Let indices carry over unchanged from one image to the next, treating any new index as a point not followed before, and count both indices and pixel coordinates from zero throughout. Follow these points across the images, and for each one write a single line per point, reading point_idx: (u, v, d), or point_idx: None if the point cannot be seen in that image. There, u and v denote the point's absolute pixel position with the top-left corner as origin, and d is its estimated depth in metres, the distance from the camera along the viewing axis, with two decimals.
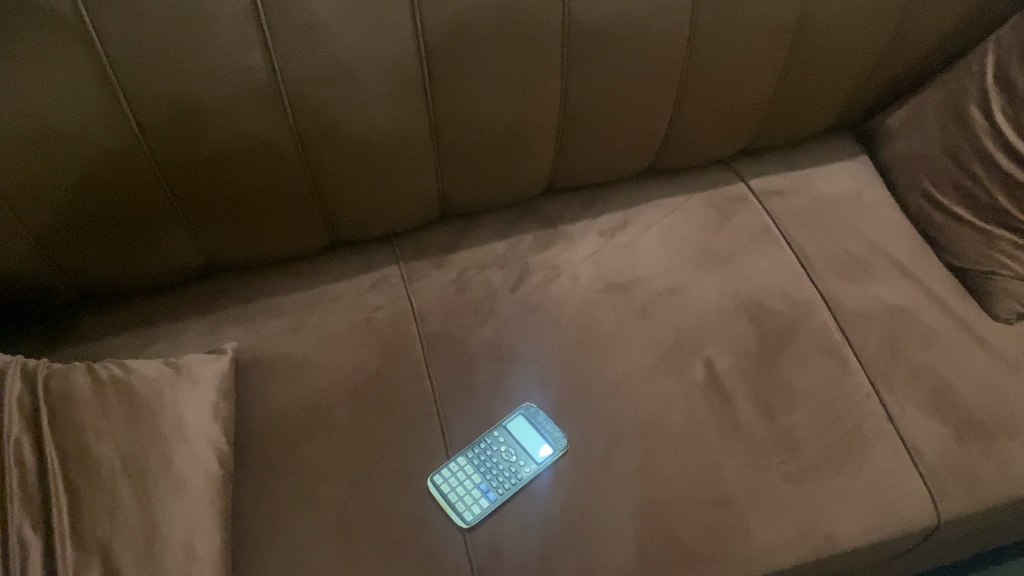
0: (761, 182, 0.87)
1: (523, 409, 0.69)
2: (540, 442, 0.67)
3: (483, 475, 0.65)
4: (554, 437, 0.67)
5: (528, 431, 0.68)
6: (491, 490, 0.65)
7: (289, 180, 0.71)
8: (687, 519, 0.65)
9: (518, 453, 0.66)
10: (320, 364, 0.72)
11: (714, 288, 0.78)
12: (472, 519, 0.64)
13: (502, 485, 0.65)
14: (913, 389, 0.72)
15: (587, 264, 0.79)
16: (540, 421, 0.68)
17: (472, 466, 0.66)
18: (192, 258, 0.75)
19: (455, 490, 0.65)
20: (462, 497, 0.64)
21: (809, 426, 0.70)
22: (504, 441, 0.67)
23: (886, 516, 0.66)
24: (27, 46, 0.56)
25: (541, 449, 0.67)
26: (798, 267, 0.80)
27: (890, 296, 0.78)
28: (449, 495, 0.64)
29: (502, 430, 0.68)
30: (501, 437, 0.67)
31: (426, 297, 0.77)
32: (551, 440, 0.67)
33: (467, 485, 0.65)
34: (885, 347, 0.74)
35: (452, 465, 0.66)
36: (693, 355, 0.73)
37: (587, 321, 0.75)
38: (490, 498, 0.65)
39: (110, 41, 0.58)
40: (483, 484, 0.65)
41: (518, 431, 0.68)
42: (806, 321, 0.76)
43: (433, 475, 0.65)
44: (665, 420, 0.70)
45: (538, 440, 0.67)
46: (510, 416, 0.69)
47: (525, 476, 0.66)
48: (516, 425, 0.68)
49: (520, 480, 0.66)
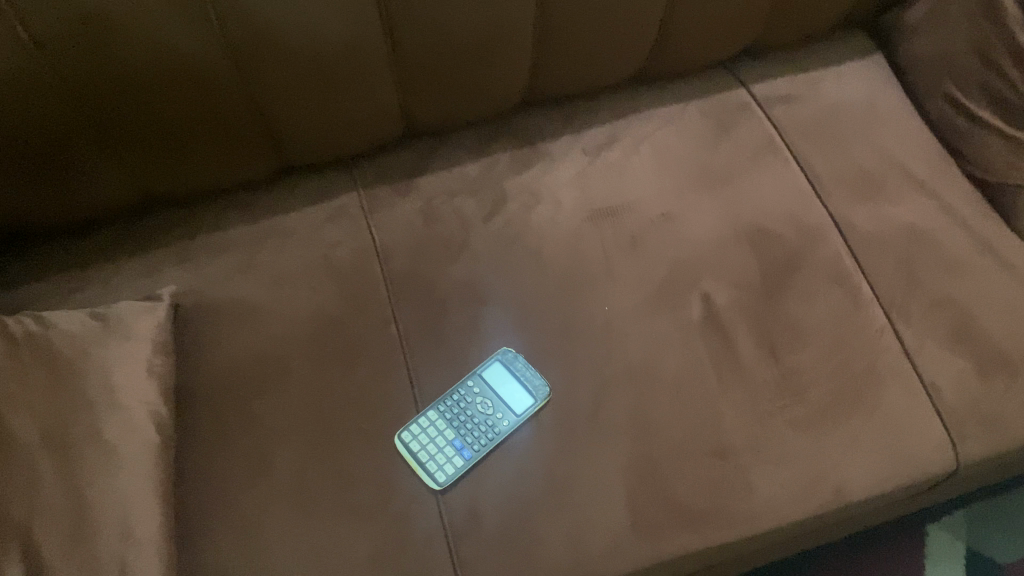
0: (765, 88, 0.77)
1: (500, 355, 0.62)
2: (520, 391, 0.61)
3: (457, 431, 0.59)
4: (535, 386, 0.61)
5: (505, 379, 0.61)
6: (466, 447, 0.59)
7: (223, 100, 0.61)
8: (684, 474, 0.59)
9: (495, 405, 0.60)
10: (271, 309, 0.64)
11: (713, 213, 0.69)
12: (445, 480, 0.57)
13: (478, 441, 0.59)
14: (933, 322, 0.65)
15: (571, 187, 0.70)
16: (520, 367, 0.61)
17: (444, 420, 0.59)
18: (122, 192, 0.66)
19: (426, 449, 0.58)
20: (434, 456, 0.58)
21: (819, 367, 0.63)
22: (480, 391, 0.60)
23: (903, 464, 0.60)
24: None
25: (521, 400, 0.60)
26: (805, 185, 0.71)
27: (908, 215, 0.69)
28: (419, 454, 0.58)
29: (477, 378, 0.61)
30: (476, 387, 0.61)
31: (389, 229, 0.68)
32: (533, 389, 0.61)
33: (438, 442, 0.58)
34: (903, 276, 0.67)
35: (422, 420, 0.59)
36: (689, 289, 0.66)
37: (570, 253, 0.67)
38: (465, 457, 0.58)
39: None
40: (457, 441, 0.59)
41: (495, 380, 0.61)
42: (815, 247, 0.68)
43: (401, 432, 0.59)
44: (658, 363, 0.63)
45: (518, 389, 0.61)
46: (485, 362, 0.62)
47: (503, 431, 0.59)
48: (492, 372, 0.61)
49: (498, 435, 0.59)
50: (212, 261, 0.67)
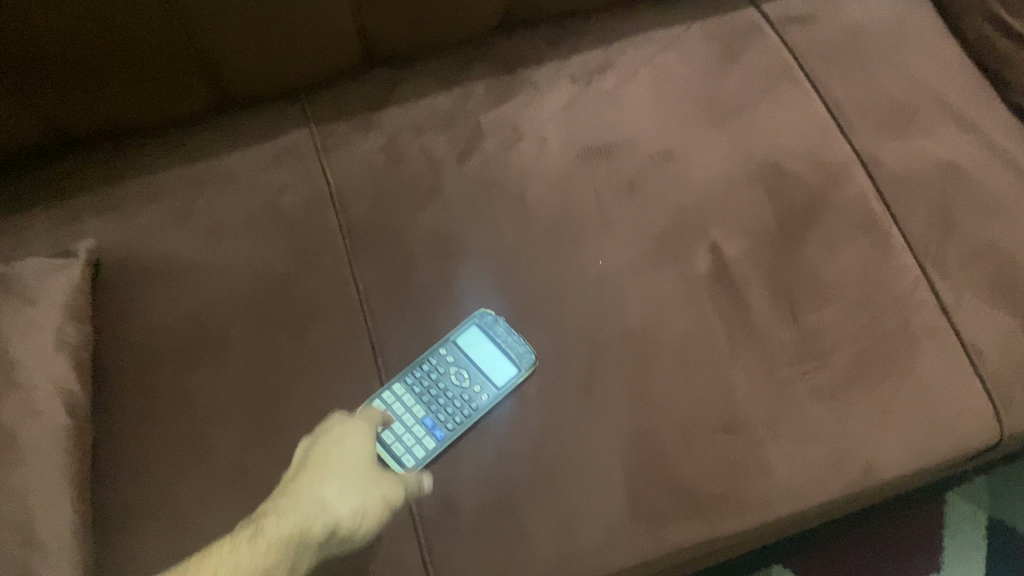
0: (778, 7, 0.66)
1: (477, 318, 0.53)
2: (500, 360, 0.52)
3: (427, 408, 0.51)
4: (519, 354, 0.52)
5: (484, 347, 0.53)
6: (438, 427, 0.51)
7: (139, 17, 0.51)
8: (691, 453, 0.51)
9: (473, 377, 0.52)
10: (209, 266, 0.55)
11: (720, 150, 0.60)
12: (413, 465, 0.49)
13: (451, 419, 0.51)
14: (974, 273, 0.56)
15: (557, 122, 0.61)
16: (500, 332, 0.53)
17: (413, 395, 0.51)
18: (27, 129, 0.55)
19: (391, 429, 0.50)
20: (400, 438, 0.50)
21: (843, 326, 0.55)
22: (454, 361, 0.52)
23: (940, 437, 0.53)
24: None
25: (502, 371, 0.52)
26: (827, 118, 0.62)
27: (944, 151, 0.60)
28: (383, 435, 0.50)
29: (451, 346, 0.53)
30: (450, 356, 0.52)
31: (346, 172, 0.59)
32: (516, 357, 0.52)
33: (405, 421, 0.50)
34: (939, 220, 0.58)
35: (386, 395, 0.51)
36: (694, 239, 0.57)
37: (557, 198, 0.58)
38: (437, 437, 0.50)
39: None
40: (427, 420, 0.51)
41: (471, 347, 0.53)
42: (839, 188, 0.59)
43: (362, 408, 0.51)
44: (660, 326, 0.54)
45: (498, 358, 0.52)
46: (460, 327, 0.53)
47: (481, 406, 0.51)
48: (468, 339, 0.53)
49: (476, 412, 0.51)
50: (139, 210, 0.57)
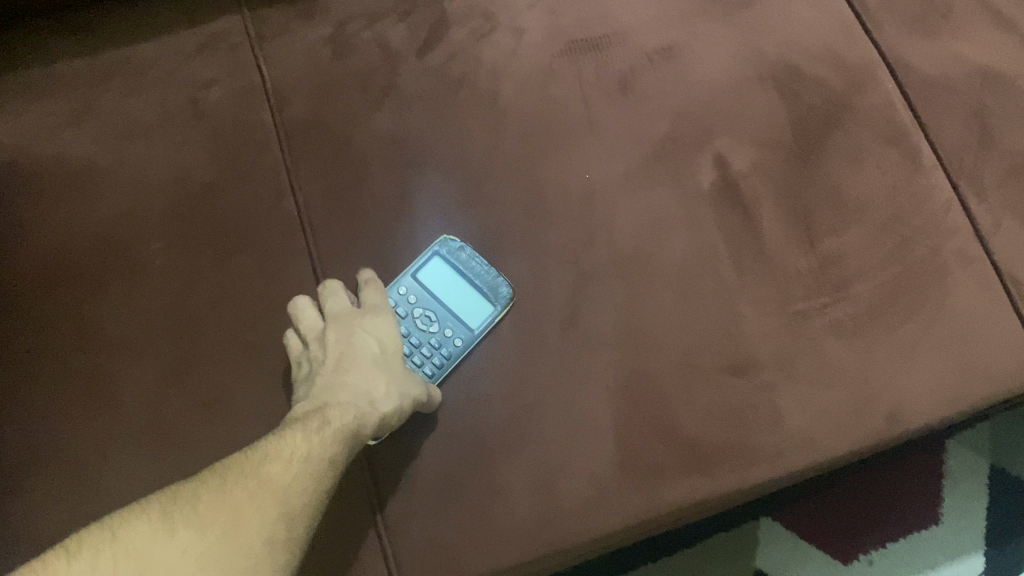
0: None
1: (438, 246, 0.45)
2: (468, 296, 0.45)
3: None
4: (494, 286, 0.44)
5: (448, 282, 0.45)
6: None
7: None
8: (691, 398, 0.44)
9: (442, 319, 0.44)
10: (119, 174, 0.46)
11: (727, 47, 0.51)
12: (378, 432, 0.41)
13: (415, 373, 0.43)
14: (1014, 195, 0.49)
15: (536, 10, 0.52)
16: (467, 261, 0.45)
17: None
18: None
19: None
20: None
21: (866, 253, 0.47)
22: (416, 301, 0.44)
23: (974, 381, 0.46)
24: None
25: (472, 308, 0.44)
26: (848, 14, 0.54)
27: (984, 53, 0.52)
28: None
29: (411, 283, 0.44)
30: (410, 295, 0.44)
31: (285, 65, 0.49)
32: (488, 290, 0.44)
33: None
34: (975, 133, 0.50)
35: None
36: (696, 150, 0.49)
37: (536, 101, 0.49)
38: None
39: None
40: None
41: (434, 284, 0.45)
42: (861, 94, 0.51)
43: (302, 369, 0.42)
44: (656, 250, 0.46)
45: (469, 293, 0.44)
46: (420, 259, 0.45)
47: (455, 351, 0.43)
48: (429, 274, 0.45)
49: (449, 359, 0.43)
50: (32, 106, 0.48)
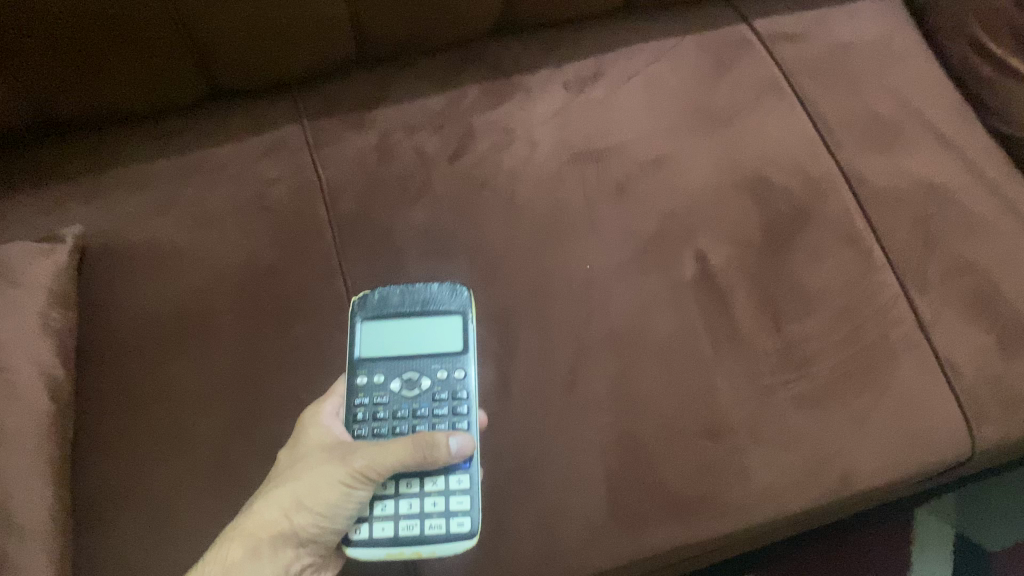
0: (769, 24, 0.68)
1: (360, 312, 0.51)
2: (417, 323, 0.51)
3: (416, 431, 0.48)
4: (450, 309, 0.51)
5: (390, 334, 0.51)
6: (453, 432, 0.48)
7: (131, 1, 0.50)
8: (671, 456, 0.51)
9: (429, 369, 0.50)
10: (196, 256, 0.55)
11: (709, 160, 0.61)
12: (467, 527, 0.46)
13: (458, 407, 0.48)
14: (952, 290, 0.58)
15: (548, 125, 0.62)
16: (376, 310, 0.51)
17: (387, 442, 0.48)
18: (12, 110, 0.55)
19: (411, 522, 0.46)
20: (427, 518, 0.46)
21: (825, 336, 0.55)
22: (389, 373, 0.50)
23: (914, 449, 0.53)
24: None
25: (434, 326, 0.51)
26: (813, 133, 0.63)
27: (927, 170, 0.62)
28: (410, 536, 0.46)
29: (372, 363, 0.50)
30: (379, 375, 0.49)
31: (337, 168, 0.59)
32: (425, 304, 0.51)
33: (412, 504, 0.46)
34: (919, 237, 0.59)
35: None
36: (681, 245, 0.58)
37: (546, 202, 0.58)
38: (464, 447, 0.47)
39: None
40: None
41: (380, 348, 0.50)
42: (823, 202, 0.60)
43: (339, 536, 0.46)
44: (645, 330, 0.55)
45: (429, 331, 0.51)
46: (357, 340, 0.50)
47: (464, 379, 0.49)
48: (369, 345, 0.50)
49: (467, 388, 0.49)
50: (128, 196, 0.57)
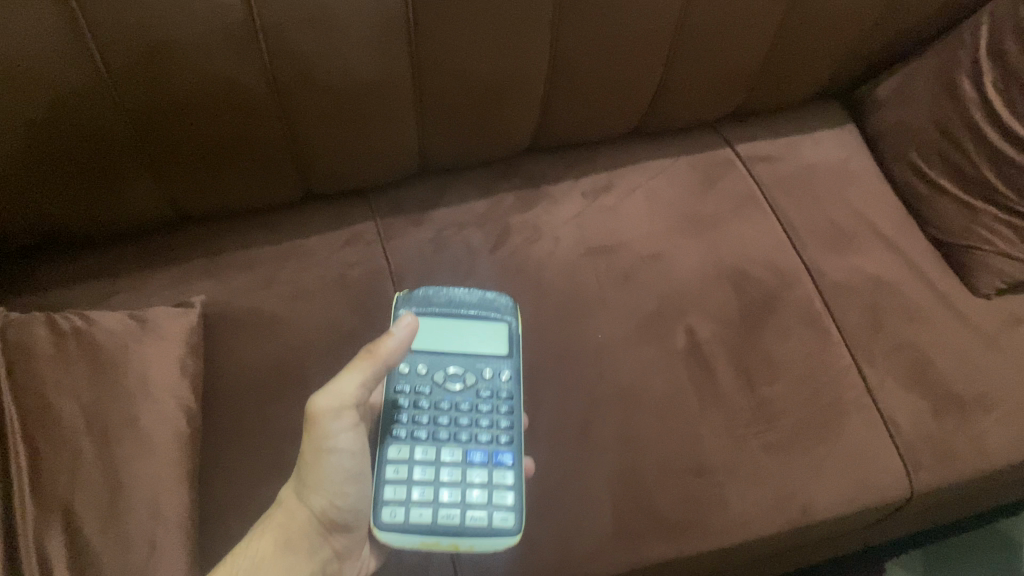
0: (748, 148, 0.85)
1: (410, 309, 0.63)
2: (461, 327, 0.63)
3: (462, 426, 0.59)
4: (495, 321, 0.64)
5: (435, 333, 0.63)
6: (497, 432, 0.59)
7: (260, 129, 0.66)
8: (664, 488, 0.64)
9: (473, 367, 0.62)
10: (291, 322, 0.70)
11: (698, 255, 0.76)
12: (507, 518, 0.55)
13: (500, 404, 0.60)
14: (893, 363, 0.71)
15: (569, 225, 0.77)
16: (426, 309, 0.63)
17: (431, 430, 0.58)
18: (158, 207, 0.71)
19: (452, 512, 0.55)
20: (469, 508, 0.55)
21: (789, 396, 0.69)
22: (432, 365, 0.61)
23: (863, 489, 0.66)
24: None
25: (480, 331, 0.64)
26: (783, 235, 0.79)
27: (874, 267, 0.77)
28: (453, 524, 0.55)
29: (419, 355, 0.62)
30: (423, 365, 0.61)
31: (402, 255, 0.74)
32: (473, 311, 0.64)
33: (455, 496, 0.56)
34: (868, 320, 0.74)
35: (397, 487, 0.56)
36: (675, 322, 0.72)
37: (567, 285, 0.73)
38: (508, 448, 0.58)
39: None
40: (480, 449, 0.58)
41: (426, 342, 0.62)
42: (790, 291, 0.75)
43: (380, 522, 0.54)
44: (645, 387, 0.69)
45: (475, 337, 0.63)
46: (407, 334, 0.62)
47: (506, 379, 0.61)
48: (416, 338, 0.62)
49: (509, 385, 0.61)
50: (239, 275, 0.73)
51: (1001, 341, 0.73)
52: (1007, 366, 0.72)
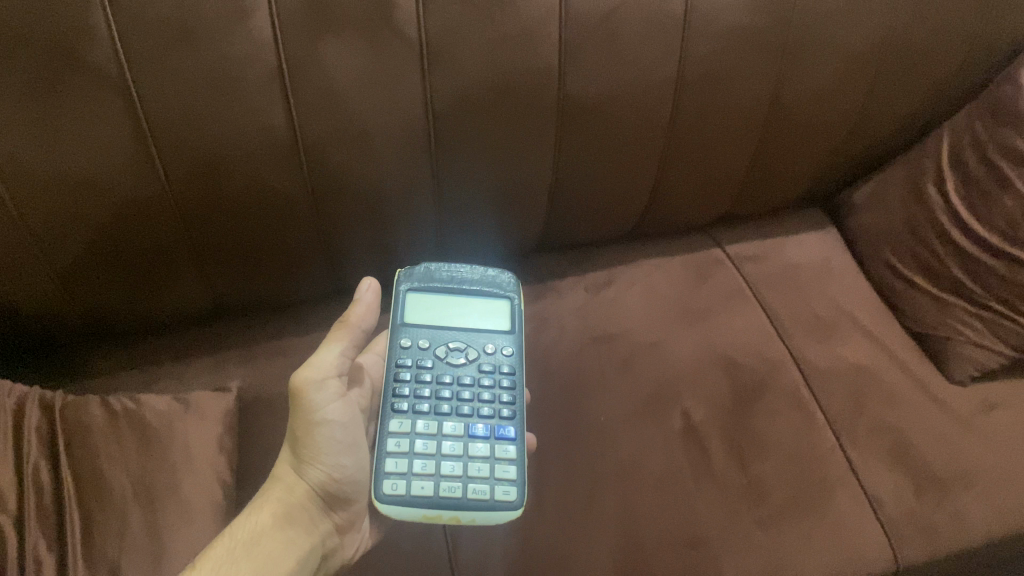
0: (737, 248, 0.93)
1: (408, 285, 0.68)
2: (461, 304, 0.70)
3: (464, 399, 0.64)
4: (495, 300, 0.70)
5: (434, 310, 0.69)
6: (499, 407, 0.64)
7: (296, 229, 0.74)
8: (663, 558, 0.69)
9: (474, 342, 0.68)
10: None
11: (692, 344, 0.83)
12: (509, 492, 0.60)
13: (503, 377, 0.66)
14: (876, 444, 0.77)
15: (574, 317, 0.85)
16: (428, 285, 0.69)
17: (433, 404, 0.63)
18: (201, 300, 0.78)
19: (454, 486, 0.59)
20: (471, 482, 0.60)
21: (779, 475, 0.74)
22: (433, 340, 0.67)
23: (850, 561, 0.70)
24: (70, 113, 0.59)
25: (481, 308, 0.70)
26: (770, 326, 0.85)
27: (855, 356, 0.83)
28: (455, 497, 0.59)
29: (420, 331, 0.67)
30: (425, 340, 0.67)
31: None
32: (476, 288, 0.70)
33: (456, 470, 0.60)
34: (851, 404, 0.79)
35: (399, 460, 0.60)
36: (672, 405, 0.78)
37: (572, 370, 0.80)
38: (510, 423, 0.63)
39: (150, 109, 0.61)
40: (482, 423, 0.63)
41: (425, 319, 0.68)
42: (778, 377, 0.81)
43: (382, 495, 0.58)
44: (644, 464, 0.74)
45: (475, 315, 0.69)
46: (406, 312, 0.68)
47: (507, 354, 0.67)
48: (416, 316, 0.68)
49: (511, 359, 0.67)
50: (272, 363, 0.80)
51: (976, 425, 0.79)
52: (983, 448, 0.77)
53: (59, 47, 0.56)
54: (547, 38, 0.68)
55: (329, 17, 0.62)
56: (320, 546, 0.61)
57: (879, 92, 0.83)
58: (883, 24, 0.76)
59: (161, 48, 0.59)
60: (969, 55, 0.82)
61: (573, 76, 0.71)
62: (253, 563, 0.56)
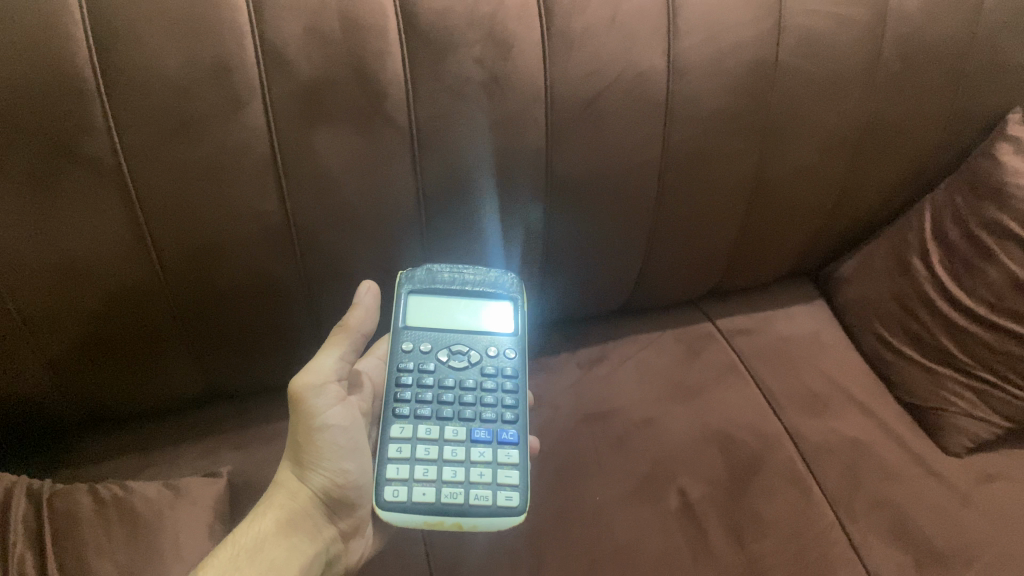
0: (727, 322, 0.94)
1: (408, 284, 0.68)
2: (463, 305, 0.69)
3: (466, 403, 0.64)
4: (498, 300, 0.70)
5: (436, 311, 0.68)
6: (502, 410, 0.64)
7: (289, 312, 0.75)
8: None
9: (477, 344, 0.67)
10: None
11: (685, 420, 0.83)
12: (510, 498, 0.59)
13: (506, 380, 0.65)
14: (875, 520, 0.76)
15: (567, 396, 0.85)
16: (430, 288, 0.68)
17: (435, 408, 0.63)
18: (193, 386, 0.78)
19: (455, 492, 0.58)
20: (472, 488, 0.59)
21: (778, 554, 0.73)
22: (435, 342, 0.67)
23: None
24: (66, 204, 0.60)
25: (483, 309, 0.69)
26: (764, 402, 0.85)
27: (849, 430, 0.83)
28: (456, 503, 0.58)
29: (421, 333, 0.67)
30: (427, 343, 0.66)
31: None
32: (479, 289, 0.69)
33: (458, 476, 0.59)
34: (848, 480, 0.79)
35: (401, 466, 0.59)
36: (668, 484, 0.77)
37: (566, 449, 0.80)
38: (512, 427, 0.63)
39: (146, 198, 0.62)
40: (484, 428, 0.62)
41: (427, 321, 0.68)
42: (773, 453, 0.81)
43: (383, 502, 0.57)
44: (641, 545, 0.73)
45: (477, 316, 0.69)
46: (407, 313, 0.68)
47: (511, 357, 0.67)
48: (418, 318, 0.68)
49: (515, 362, 0.67)
50: (264, 447, 0.79)
51: (974, 498, 0.78)
52: (983, 523, 0.76)
53: (58, 141, 0.58)
54: (535, 123, 0.70)
55: (323, 106, 0.63)
56: (325, 552, 0.61)
57: (861, 167, 0.85)
58: (861, 103, 0.79)
59: (157, 140, 0.60)
60: (947, 130, 0.84)
61: (561, 159, 0.73)
62: (256, 568, 0.56)
